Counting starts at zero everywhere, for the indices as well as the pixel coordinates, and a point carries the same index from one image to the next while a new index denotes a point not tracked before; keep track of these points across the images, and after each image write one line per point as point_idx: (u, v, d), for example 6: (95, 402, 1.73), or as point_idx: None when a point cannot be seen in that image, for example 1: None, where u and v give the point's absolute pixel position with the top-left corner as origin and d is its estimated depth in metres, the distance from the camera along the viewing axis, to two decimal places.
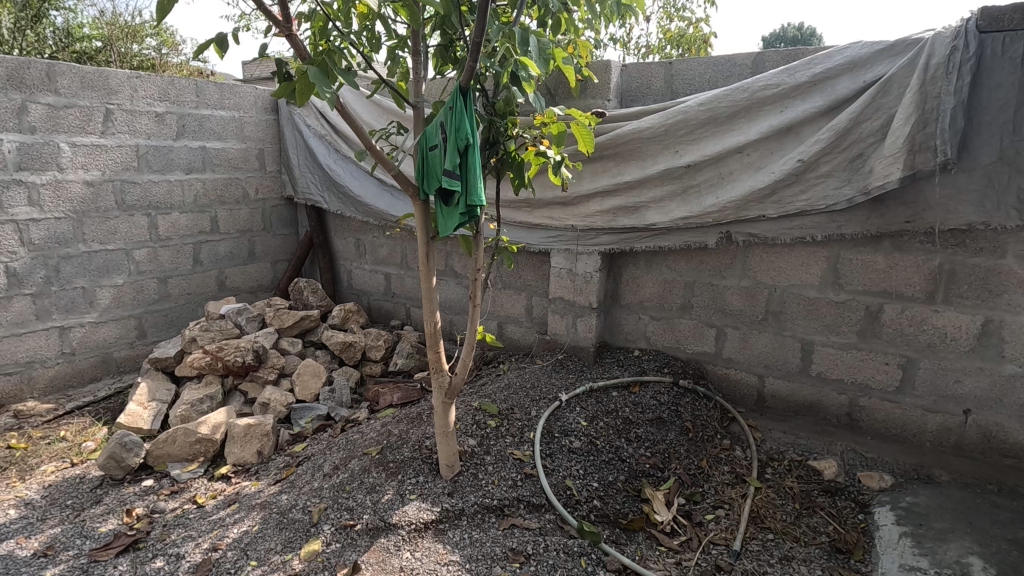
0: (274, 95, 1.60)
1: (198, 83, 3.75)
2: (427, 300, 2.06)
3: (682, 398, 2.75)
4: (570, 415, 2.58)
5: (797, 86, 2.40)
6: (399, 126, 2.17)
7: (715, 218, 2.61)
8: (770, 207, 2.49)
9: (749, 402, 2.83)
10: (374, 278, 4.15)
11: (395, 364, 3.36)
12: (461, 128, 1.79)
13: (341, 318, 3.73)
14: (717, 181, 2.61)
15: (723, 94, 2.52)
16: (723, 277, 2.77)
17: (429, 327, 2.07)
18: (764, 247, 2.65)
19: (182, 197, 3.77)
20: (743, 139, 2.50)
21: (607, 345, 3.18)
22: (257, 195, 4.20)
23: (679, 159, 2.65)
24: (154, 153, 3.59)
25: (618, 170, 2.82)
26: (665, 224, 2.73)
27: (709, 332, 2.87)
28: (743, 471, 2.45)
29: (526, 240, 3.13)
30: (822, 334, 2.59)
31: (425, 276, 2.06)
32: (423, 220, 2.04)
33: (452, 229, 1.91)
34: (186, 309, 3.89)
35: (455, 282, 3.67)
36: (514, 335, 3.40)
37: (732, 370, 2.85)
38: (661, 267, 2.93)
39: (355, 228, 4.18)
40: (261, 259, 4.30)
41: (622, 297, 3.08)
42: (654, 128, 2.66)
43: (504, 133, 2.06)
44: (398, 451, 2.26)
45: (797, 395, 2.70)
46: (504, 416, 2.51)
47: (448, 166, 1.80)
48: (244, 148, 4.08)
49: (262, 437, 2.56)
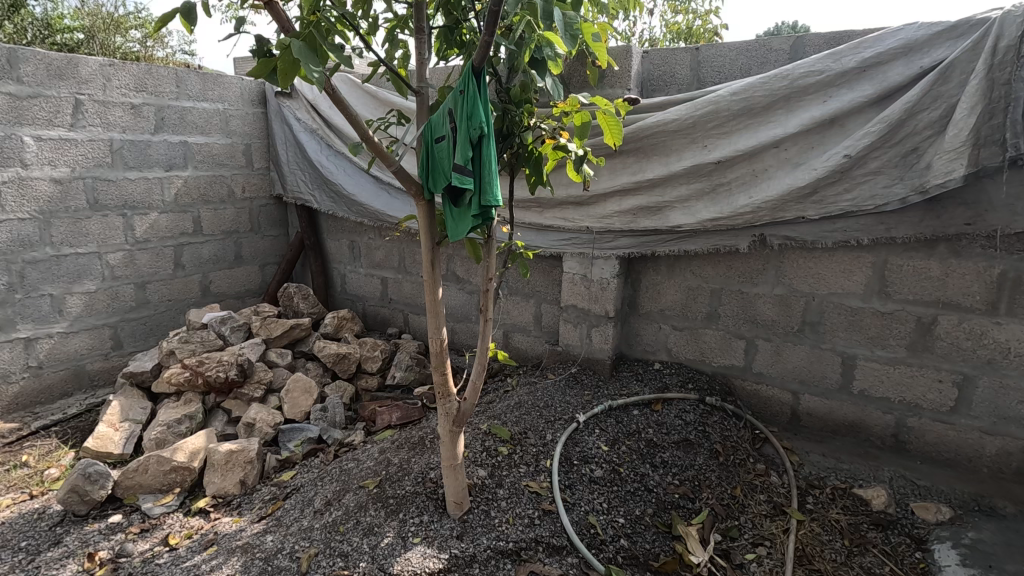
0: (251, 74, 1.32)
1: (179, 73, 3.47)
2: (432, 315, 1.80)
3: (710, 417, 2.52)
4: (589, 438, 2.33)
5: (843, 73, 2.15)
6: (399, 115, 1.89)
7: (748, 218, 2.36)
8: (810, 208, 2.25)
9: (782, 421, 2.59)
10: (369, 283, 3.88)
11: (392, 378, 3.09)
12: (473, 116, 1.52)
13: (334, 325, 3.47)
14: (750, 179, 2.36)
15: (758, 83, 2.27)
16: (754, 284, 2.53)
17: (435, 344, 1.80)
18: (801, 252, 2.40)
19: (161, 196, 3.49)
20: (780, 133, 2.26)
21: (623, 357, 2.93)
22: (243, 194, 3.93)
23: (709, 154, 2.40)
24: (130, 148, 3.30)
25: (639, 167, 2.57)
26: (691, 226, 2.48)
27: (738, 344, 2.62)
28: (782, 501, 2.21)
29: (536, 243, 2.88)
30: (866, 348, 2.34)
31: (429, 285, 1.79)
32: (427, 223, 1.77)
33: (463, 234, 1.65)
34: (166, 317, 3.61)
35: (457, 287, 3.42)
36: (523, 345, 3.16)
37: (763, 386, 2.60)
38: (684, 273, 2.68)
39: (348, 229, 3.91)
40: (249, 262, 4.03)
41: (641, 305, 2.83)
42: (681, 120, 2.41)
43: (520, 123, 1.80)
44: (398, 484, 1.99)
45: (835, 414, 2.46)
46: (517, 442, 2.25)
47: (458, 161, 1.53)
48: (229, 144, 3.80)
49: (246, 465, 2.29)
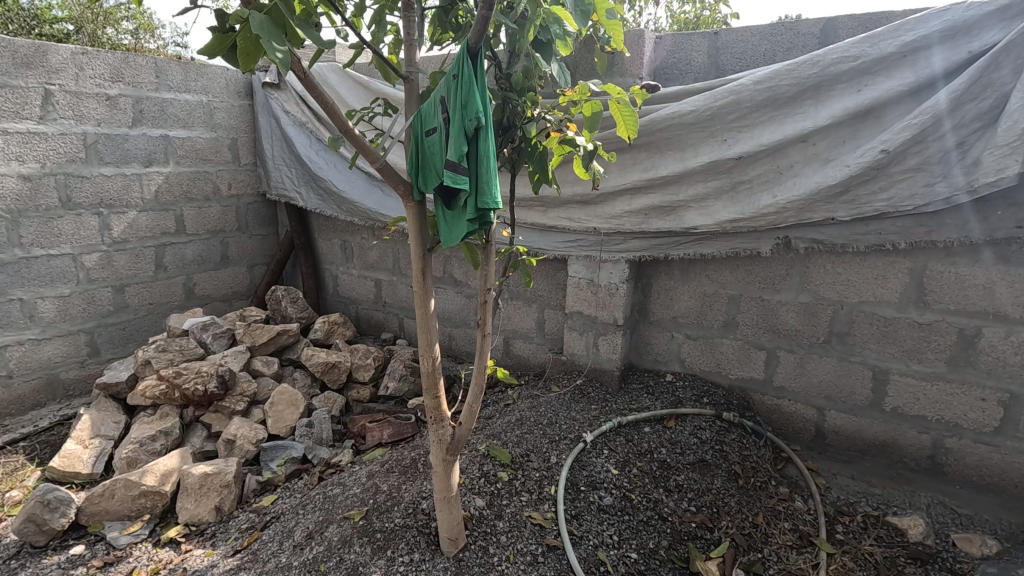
0: (203, 53, 1.11)
1: (158, 62, 3.25)
2: (423, 331, 1.60)
3: (727, 435, 2.32)
4: (597, 461, 2.13)
5: (881, 58, 1.94)
6: (385, 104, 1.68)
7: (772, 219, 2.16)
8: (840, 208, 2.04)
9: (805, 439, 2.39)
10: (362, 285, 3.68)
11: (385, 389, 2.89)
12: (468, 104, 1.31)
13: (324, 331, 3.28)
14: (774, 176, 2.15)
15: (785, 70, 2.06)
16: (776, 291, 2.32)
17: (427, 363, 1.61)
18: (829, 255, 2.19)
19: (141, 194, 3.28)
20: (809, 126, 2.05)
21: (632, 367, 2.74)
22: (229, 191, 3.73)
23: (729, 149, 2.19)
24: (105, 142, 3.10)
25: (652, 163, 2.37)
26: (709, 227, 2.27)
27: (757, 355, 2.43)
28: (809, 530, 2.01)
29: (539, 245, 2.68)
30: (900, 361, 2.14)
31: (420, 297, 1.59)
32: (418, 227, 1.56)
33: (458, 240, 1.45)
34: (147, 322, 3.41)
35: (455, 291, 3.22)
36: (524, 353, 2.97)
37: (785, 401, 2.41)
38: (699, 278, 2.48)
39: (340, 228, 3.70)
40: (236, 263, 3.83)
41: (652, 312, 2.63)
42: (699, 111, 2.20)
43: (522, 113, 1.59)
44: (386, 516, 1.80)
45: (865, 432, 2.26)
46: (518, 465, 2.05)
47: (451, 156, 1.33)
48: (214, 138, 3.59)
49: (222, 489, 2.10)
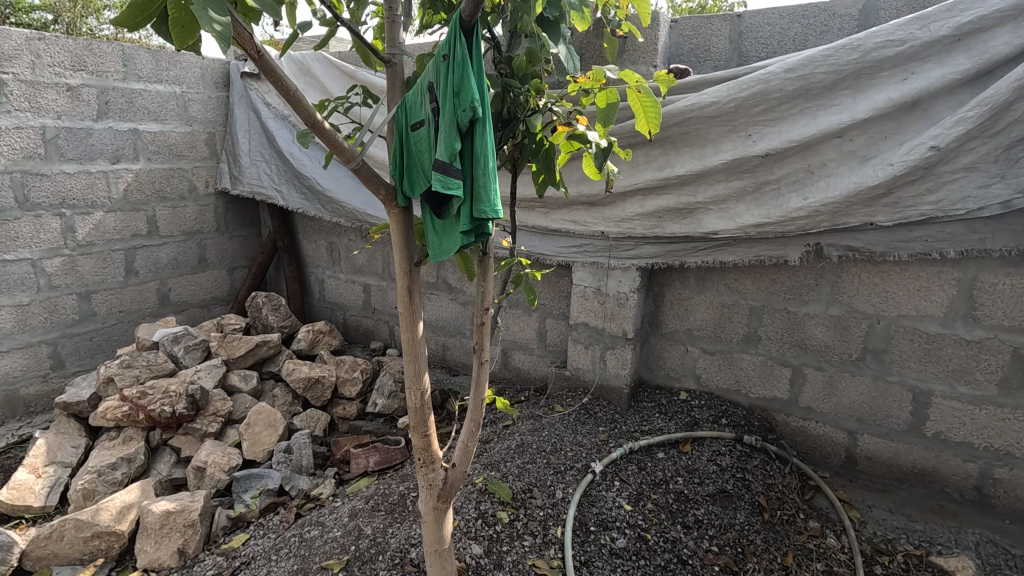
0: (117, 22, 0.85)
1: (126, 49, 2.99)
2: (409, 359, 1.37)
3: (749, 461, 2.10)
4: (608, 495, 1.91)
5: (931, 42, 1.70)
6: (365, 92, 1.42)
7: (802, 224, 1.93)
8: (880, 211, 1.82)
9: (833, 464, 2.18)
10: (350, 290, 3.44)
11: (373, 406, 2.65)
12: (462, 91, 1.07)
13: (308, 341, 3.05)
14: (805, 175, 1.92)
15: (821, 55, 1.83)
16: (804, 303, 2.10)
17: (414, 398, 1.38)
18: (864, 264, 1.97)
19: (108, 193, 3.02)
20: (846, 119, 1.82)
21: (643, 383, 2.52)
22: (207, 189, 3.47)
23: (754, 145, 1.96)
24: (67, 136, 2.83)
25: (667, 161, 2.13)
26: (730, 233, 2.05)
27: (781, 373, 2.21)
28: (845, 571, 1.77)
29: (541, 250, 2.45)
30: (944, 382, 1.93)
31: (406, 321, 1.36)
32: (402, 238, 1.31)
33: (450, 255, 1.21)
34: (117, 331, 3.16)
35: (449, 297, 2.98)
36: (524, 366, 2.74)
37: (812, 422, 2.19)
38: (717, 286, 2.25)
39: (326, 229, 3.46)
40: (215, 266, 3.58)
41: (664, 323, 2.41)
42: (721, 102, 1.98)
43: (525, 104, 1.35)
44: (369, 567, 1.57)
45: (902, 459, 2.05)
46: (520, 503, 1.82)
47: (441, 155, 1.09)
48: (189, 132, 3.33)
49: (186, 530, 1.86)
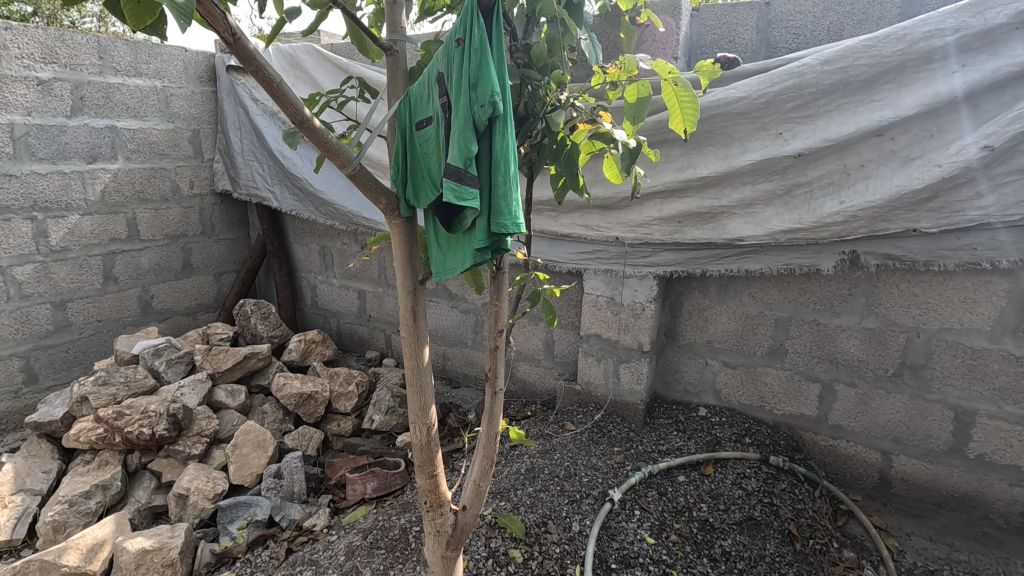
0: None
1: (102, 40, 2.79)
2: (414, 390, 1.20)
3: (777, 485, 1.95)
4: (628, 526, 1.75)
5: (986, 31, 1.55)
6: (362, 84, 1.23)
7: (838, 230, 1.77)
8: (925, 216, 1.66)
9: (865, 486, 2.04)
10: (344, 297, 3.27)
11: (370, 423, 2.47)
12: (479, 84, 0.91)
13: (300, 352, 2.88)
14: (840, 178, 1.77)
15: (861, 46, 1.68)
16: (835, 314, 1.95)
17: (419, 434, 1.21)
18: (904, 272, 1.82)
19: (84, 194, 2.82)
20: (888, 116, 1.67)
21: (658, 399, 2.37)
22: (191, 190, 3.28)
23: (785, 144, 1.81)
24: (38, 134, 2.63)
25: (688, 162, 1.98)
26: (757, 239, 1.89)
27: (810, 389, 2.06)
28: None
29: (550, 256, 2.29)
30: (990, 402, 1.78)
31: (409, 347, 1.19)
32: (405, 253, 1.14)
33: (460, 274, 1.05)
34: (95, 342, 2.97)
35: (450, 305, 2.82)
36: (530, 378, 2.58)
37: (842, 442, 2.04)
38: (740, 296, 2.10)
39: (318, 231, 3.28)
40: (201, 271, 3.40)
41: (682, 335, 2.26)
42: (750, 98, 1.83)
43: (543, 100, 1.19)
44: None
45: (942, 482, 1.90)
46: (533, 540, 1.67)
47: (453, 159, 0.92)
48: (171, 130, 3.14)
49: (164, 570, 1.69)
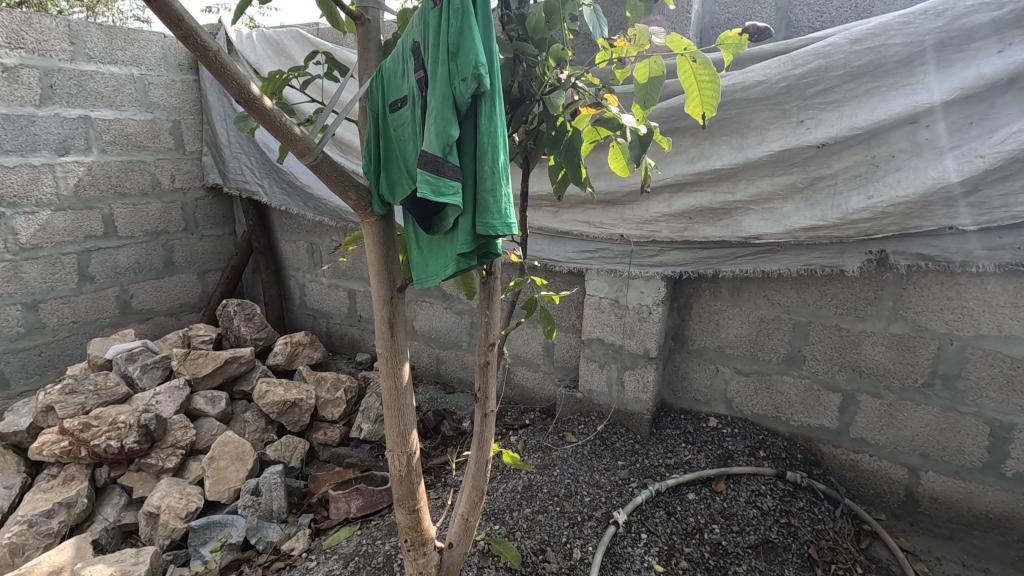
0: None
1: (73, 25, 2.62)
2: (392, 415, 1.05)
3: (795, 503, 1.79)
4: (634, 553, 1.60)
5: None
6: (330, 61, 1.08)
7: (865, 228, 1.61)
8: (963, 212, 1.50)
9: (890, 504, 1.88)
10: (334, 297, 3.11)
11: (358, 432, 2.31)
12: (459, 53, 0.75)
13: (286, 354, 2.72)
14: (868, 170, 1.60)
15: (895, 24, 1.52)
16: (859, 318, 1.79)
17: (398, 464, 1.06)
18: (936, 274, 1.67)
19: (55, 189, 2.66)
20: (925, 101, 1.50)
21: (665, 407, 2.21)
22: (173, 184, 3.12)
23: (808, 134, 1.65)
24: (4, 124, 2.47)
25: (700, 153, 1.82)
26: (775, 237, 1.73)
27: (830, 399, 1.90)
28: None
29: (550, 256, 2.14)
30: None
31: (387, 366, 1.04)
32: (380, 256, 0.98)
33: (442, 281, 0.89)
34: (69, 345, 2.81)
35: (443, 306, 2.66)
36: (528, 383, 2.43)
37: (865, 456, 1.89)
38: (754, 298, 1.94)
39: (307, 228, 3.12)
40: (184, 270, 3.24)
41: (691, 339, 2.10)
42: (770, 82, 1.67)
43: (541, 78, 1.03)
44: None
45: (974, 502, 1.75)
46: (530, 569, 1.52)
47: (429, 144, 0.75)
48: (150, 120, 2.97)
49: None
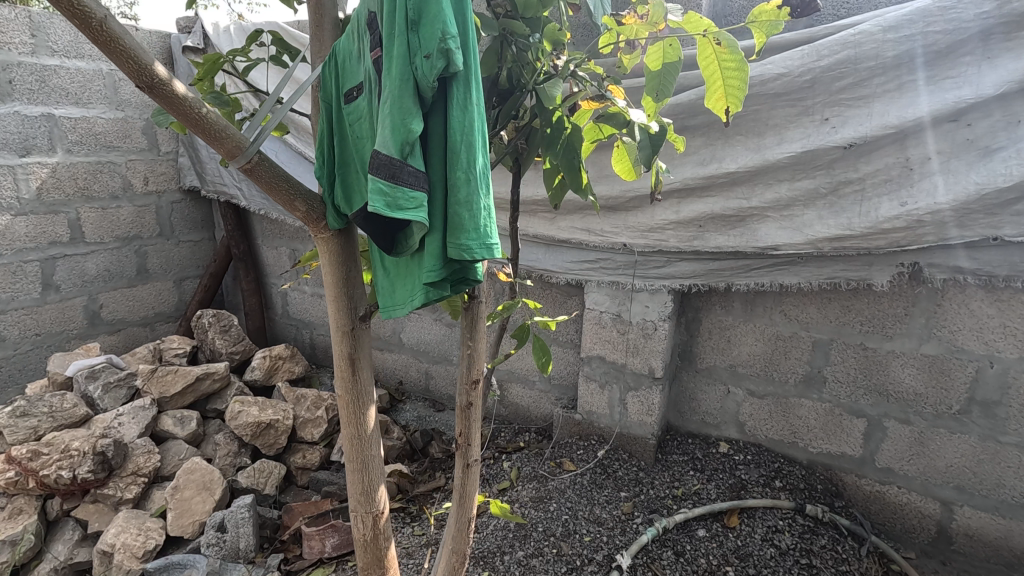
0: None
1: (34, 16, 2.44)
2: (355, 468, 0.88)
3: (817, 541, 1.61)
4: None
5: None
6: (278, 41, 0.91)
7: (897, 238, 1.44)
8: (1010, 222, 1.32)
9: (920, 541, 1.71)
10: (317, 307, 2.93)
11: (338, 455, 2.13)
12: (423, 22, 0.59)
13: (264, 369, 2.54)
14: (901, 174, 1.43)
15: (934, 10, 1.35)
16: (887, 337, 1.63)
17: (364, 526, 0.89)
18: (975, 289, 1.50)
19: (15, 191, 2.48)
20: (968, 96, 1.33)
21: (670, 430, 2.04)
22: (146, 187, 2.93)
23: (833, 133, 1.48)
24: None
25: (712, 155, 1.65)
26: (795, 248, 1.56)
27: (853, 425, 1.73)
28: None
29: (545, 265, 1.98)
30: None
31: (349, 411, 0.86)
32: (338, 278, 0.81)
33: (409, 311, 0.72)
34: (32, 359, 2.63)
35: (432, 318, 2.48)
36: (522, 402, 2.25)
37: (892, 488, 1.72)
38: (769, 313, 1.78)
39: (289, 233, 2.94)
40: (159, 277, 3.06)
41: (700, 357, 1.93)
42: (791, 75, 1.51)
43: (533, 63, 0.86)
44: None
45: (1015, 540, 1.58)
46: None
47: (384, 142, 0.58)
48: (121, 119, 2.79)
49: None
